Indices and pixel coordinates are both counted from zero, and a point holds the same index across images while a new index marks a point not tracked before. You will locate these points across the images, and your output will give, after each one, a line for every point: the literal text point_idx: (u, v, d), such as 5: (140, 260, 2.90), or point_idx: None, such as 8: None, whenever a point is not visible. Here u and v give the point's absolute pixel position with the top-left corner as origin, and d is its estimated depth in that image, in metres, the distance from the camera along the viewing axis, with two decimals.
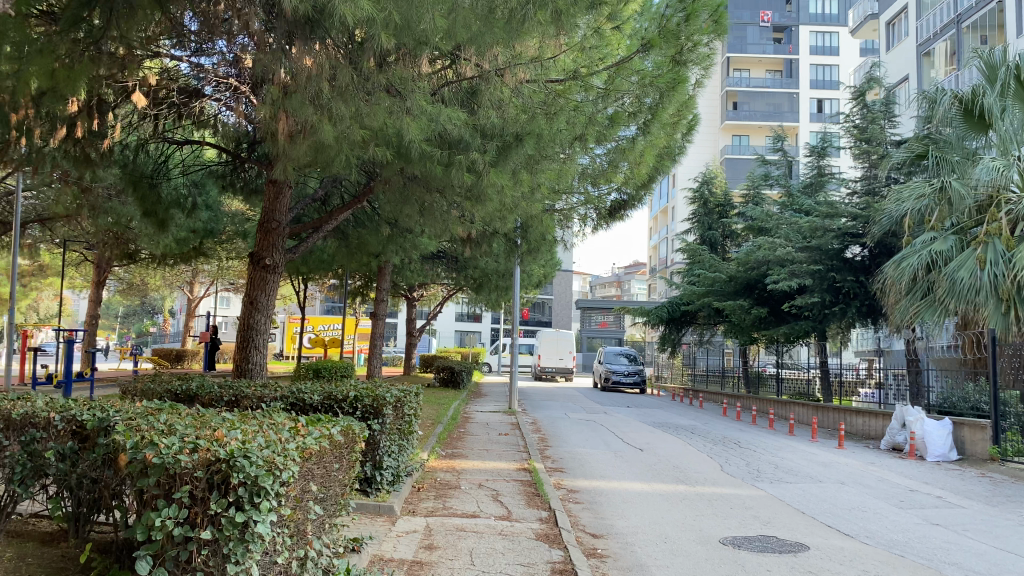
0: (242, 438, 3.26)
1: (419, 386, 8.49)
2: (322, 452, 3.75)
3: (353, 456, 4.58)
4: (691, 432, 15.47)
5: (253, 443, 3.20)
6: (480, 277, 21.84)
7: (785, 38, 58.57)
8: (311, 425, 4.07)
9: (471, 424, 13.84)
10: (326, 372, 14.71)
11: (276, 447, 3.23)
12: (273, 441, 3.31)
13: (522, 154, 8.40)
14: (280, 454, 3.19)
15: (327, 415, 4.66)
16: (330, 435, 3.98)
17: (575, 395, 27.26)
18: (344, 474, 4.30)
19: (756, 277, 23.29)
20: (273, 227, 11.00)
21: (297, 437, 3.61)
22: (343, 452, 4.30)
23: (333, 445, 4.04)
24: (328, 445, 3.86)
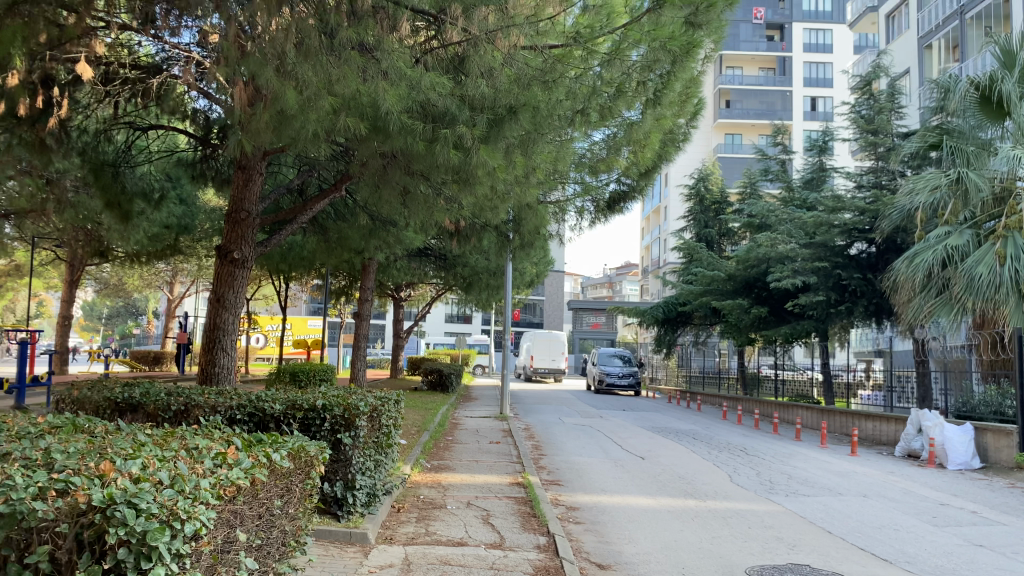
0: (131, 477, 2.54)
1: (399, 393, 7.56)
2: (255, 488, 2.99)
3: (311, 481, 3.78)
4: (692, 437, 14.60)
5: (145, 485, 2.49)
6: (470, 275, 20.96)
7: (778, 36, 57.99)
8: (248, 448, 3.26)
9: (459, 431, 12.90)
10: (304, 376, 13.75)
11: (180, 489, 2.54)
12: (177, 477, 2.60)
13: (517, 128, 7.59)
14: (184, 498, 2.52)
15: (278, 434, 3.82)
16: (272, 462, 3.20)
17: (567, 398, 26.41)
18: (295, 508, 3.50)
19: (756, 275, 22.45)
20: (243, 217, 10.09)
21: (218, 467, 2.88)
22: (294, 480, 3.51)
23: (277, 475, 3.25)
24: (266, 476, 3.10)
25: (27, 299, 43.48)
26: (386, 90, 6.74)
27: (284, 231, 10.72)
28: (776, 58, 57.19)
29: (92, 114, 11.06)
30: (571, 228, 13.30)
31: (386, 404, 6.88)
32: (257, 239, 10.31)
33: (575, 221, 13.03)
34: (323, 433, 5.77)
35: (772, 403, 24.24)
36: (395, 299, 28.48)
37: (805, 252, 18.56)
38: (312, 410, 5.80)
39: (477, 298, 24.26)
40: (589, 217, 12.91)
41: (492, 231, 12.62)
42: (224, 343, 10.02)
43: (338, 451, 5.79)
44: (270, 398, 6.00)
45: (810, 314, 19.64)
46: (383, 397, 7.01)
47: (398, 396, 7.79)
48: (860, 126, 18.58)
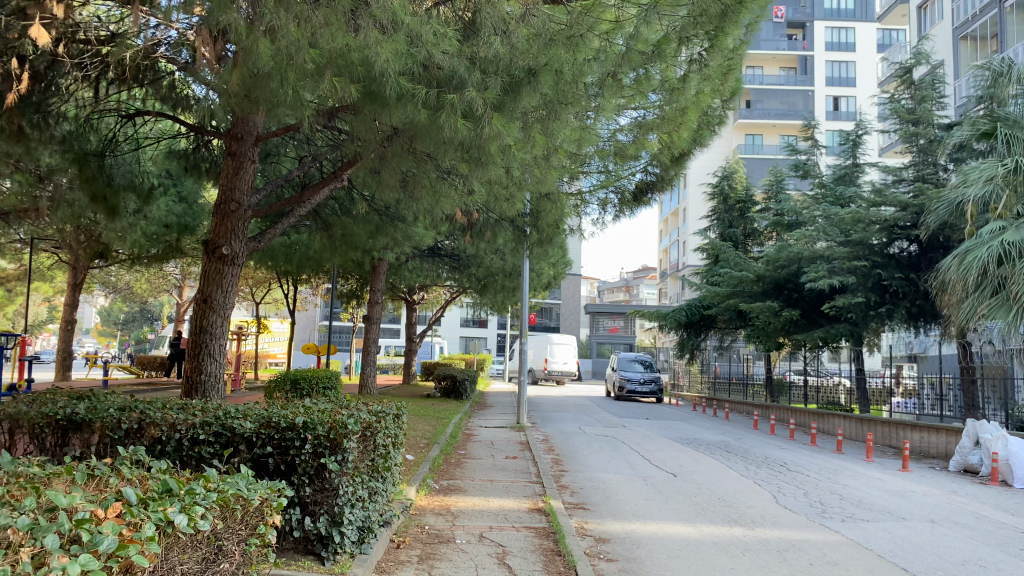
0: None
1: (401, 406, 6.55)
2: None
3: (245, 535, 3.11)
4: (725, 450, 13.49)
5: None
6: (484, 277, 19.97)
7: (799, 35, 56.65)
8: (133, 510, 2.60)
9: (473, 444, 11.86)
10: (305, 384, 12.76)
11: None
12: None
13: (536, 94, 6.64)
14: None
15: (200, 477, 3.13)
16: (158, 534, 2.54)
17: (586, 405, 25.32)
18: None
19: (787, 276, 21.31)
20: (234, 208, 9.13)
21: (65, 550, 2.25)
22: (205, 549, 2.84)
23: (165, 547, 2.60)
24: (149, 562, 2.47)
25: (37, 305, 42.79)
26: (379, 45, 5.85)
27: (279, 226, 9.75)
28: (797, 58, 55.87)
29: (72, 98, 10.10)
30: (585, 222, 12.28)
31: (383, 419, 5.85)
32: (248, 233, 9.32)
33: (589, 213, 12.00)
34: (305, 459, 4.76)
35: (801, 412, 23.10)
36: (407, 302, 27.51)
37: (843, 251, 17.43)
38: (290, 428, 4.79)
39: (492, 300, 23.24)
40: (608, 207, 11.90)
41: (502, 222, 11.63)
42: (212, 348, 9.02)
43: (321, 479, 4.78)
44: (242, 414, 4.99)
45: (846, 316, 18.49)
46: (380, 412, 6.00)
47: (400, 409, 6.77)
48: (901, 116, 17.41)
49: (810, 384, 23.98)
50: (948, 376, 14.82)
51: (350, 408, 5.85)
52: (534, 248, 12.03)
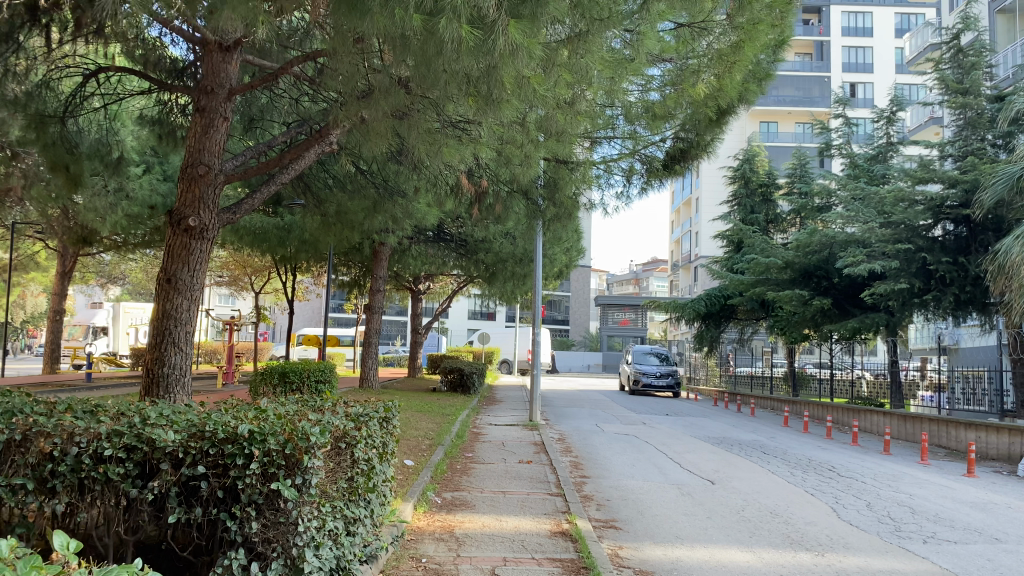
0: None
1: (387, 408, 5.27)
2: None
3: None
4: (762, 453, 12.13)
5: None
6: (492, 265, 18.53)
7: (815, 20, 54.92)
8: None
9: (481, 445, 10.55)
10: (296, 379, 11.41)
11: None
12: None
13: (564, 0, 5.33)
14: None
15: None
16: None
17: (600, 400, 24.01)
18: None
19: (818, 263, 19.97)
20: (202, 172, 7.81)
21: None
22: None
23: None
24: None
25: (34, 296, 41.69)
26: None
27: (257, 196, 8.43)
28: (813, 43, 54.19)
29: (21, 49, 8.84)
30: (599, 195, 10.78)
31: (366, 424, 4.55)
32: (219, 203, 8.00)
33: (606, 185, 10.54)
34: (250, 482, 3.44)
35: (826, 407, 21.81)
36: (412, 291, 26.26)
37: (882, 232, 16.08)
38: (231, 439, 3.48)
39: (502, 289, 21.96)
40: (630, 176, 10.44)
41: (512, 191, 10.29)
42: (176, 337, 7.68)
43: (273, 511, 3.46)
44: (168, 421, 3.68)
45: (884, 303, 17.12)
46: (362, 415, 4.70)
47: (392, 413, 5.46)
48: (947, 86, 15.89)
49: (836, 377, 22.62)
50: (982, 370, 13.69)
51: (323, 411, 4.54)
52: (546, 226, 10.61)
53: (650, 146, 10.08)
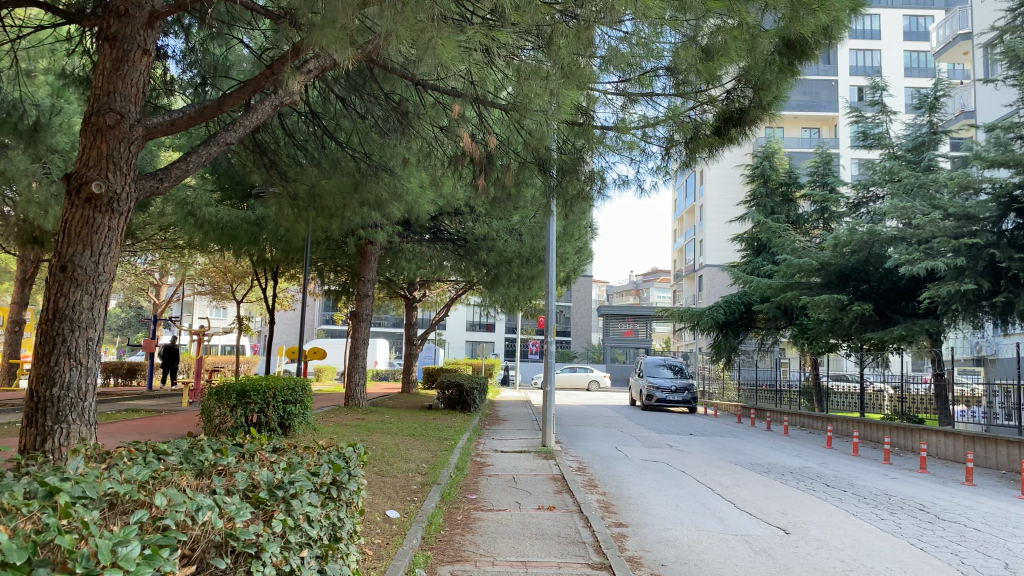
0: None
1: (311, 479, 3.29)
2: None
3: None
4: (824, 484, 10.03)
5: None
6: (494, 266, 16.46)
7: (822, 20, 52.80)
8: None
9: (486, 481, 8.45)
10: (255, 398, 9.27)
11: None
12: None
13: None
14: None
15: None
16: None
17: (612, 418, 21.92)
18: None
19: (856, 264, 17.96)
20: (112, 122, 5.75)
21: None
22: None
23: None
24: None
25: None
26: None
27: (192, 159, 6.35)
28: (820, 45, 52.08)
29: None
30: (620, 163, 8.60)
31: (274, 511, 2.98)
32: (134, 164, 5.90)
33: (633, 155, 8.47)
34: None
35: (863, 424, 19.72)
36: (406, 298, 24.21)
37: (942, 225, 14.04)
38: None
39: (505, 295, 19.90)
40: (669, 145, 8.39)
41: (519, 155, 8.26)
42: (72, 347, 5.55)
43: None
44: None
45: (937, 307, 15.13)
46: (278, 489, 3.07)
47: (345, 474, 3.75)
48: (1017, 56, 13.81)
49: (870, 390, 20.58)
50: None
51: (207, 482, 3.03)
52: (560, 206, 8.50)
53: (690, 108, 8.08)
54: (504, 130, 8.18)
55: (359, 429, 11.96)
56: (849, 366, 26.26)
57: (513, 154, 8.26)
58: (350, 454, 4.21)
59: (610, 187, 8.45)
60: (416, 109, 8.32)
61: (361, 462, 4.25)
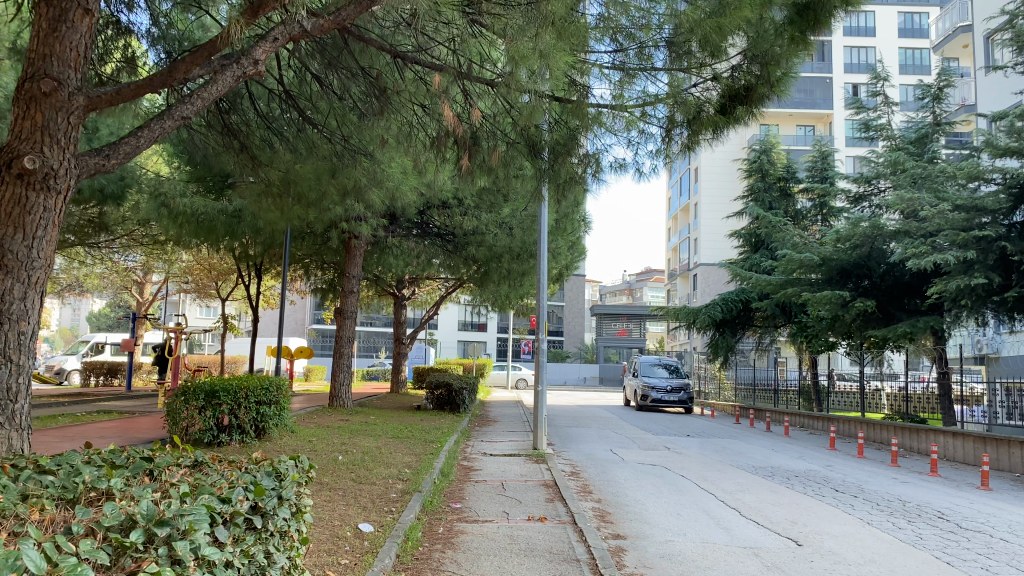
0: None
1: (217, 512, 2.69)
2: None
3: None
4: (833, 489, 9.45)
5: None
6: (483, 262, 15.86)
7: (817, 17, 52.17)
8: None
9: (472, 487, 7.86)
10: (224, 399, 8.62)
11: None
12: None
13: None
14: None
15: None
16: None
17: (608, 419, 21.30)
18: None
19: (858, 259, 17.43)
20: (48, 90, 5.12)
21: None
22: None
23: None
24: None
25: None
26: None
27: (142, 133, 5.70)
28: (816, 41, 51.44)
29: None
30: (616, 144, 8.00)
31: (156, 556, 2.36)
32: (74, 136, 5.27)
33: (629, 136, 7.88)
34: None
35: (864, 425, 19.16)
36: (395, 296, 23.60)
37: (952, 217, 13.51)
38: None
39: (496, 292, 19.29)
40: (668, 126, 7.80)
41: (506, 135, 7.66)
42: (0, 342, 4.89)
43: None
44: None
45: (943, 303, 14.60)
46: (174, 519, 2.47)
47: (276, 498, 3.15)
48: None
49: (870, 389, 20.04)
50: None
51: (71, 520, 2.42)
52: (550, 191, 7.88)
53: (692, 84, 7.52)
54: (490, 109, 7.58)
55: (341, 431, 11.33)
56: (848, 365, 25.73)
57: (500, 135, 7.68)
58: (291, 469, 3.62)
59: (605, 171, 7.84)
60: (395, 85, 7.76)
61: (304, 477, 3.66)
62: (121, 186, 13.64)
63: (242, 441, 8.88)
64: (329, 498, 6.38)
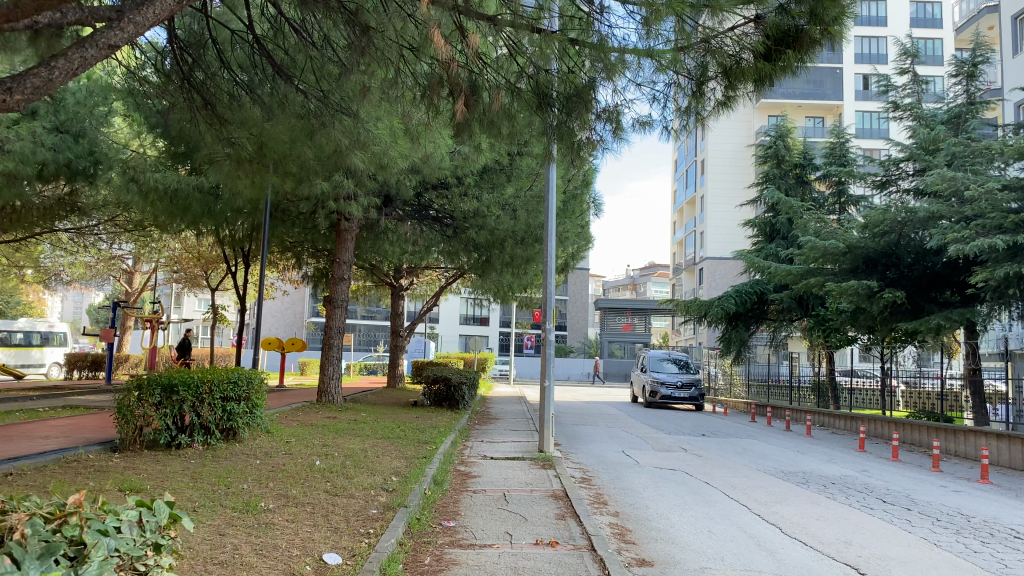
0: None
1: None
2: None
3: None
4: (880, 500, 8.31)
5: None
6: (485, 246, 14.69)
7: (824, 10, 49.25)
8: None
9: (468, 498, 6.74)
10: (184, 393, 7.50)
11: None
12: None
13: None
14: None
15: None
16: None
17: (615, 417, 20.13)
18: None
19: (885, 248, 16.29)
20: None
21: None
22: None
23: None
24: None
25: None
26: None
27: (58, 66, 4.56)
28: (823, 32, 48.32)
29: None
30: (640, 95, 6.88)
31: None
32: None
33: (655, 85, 6.76)
34: None
35: (889, 424, 18.00)
36: (392, 286, 22.48)
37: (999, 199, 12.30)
38: None
39: (498, 281, 18.18)
40: (702, 74, 6.66)
41: (509, 83, 6.56)
42: None
43: None
44: None
45: (983, 293, 13.45)
46: None
47: None
48: None
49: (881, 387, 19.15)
50: None
51: None
52: (560, 150, 6.77)
53: (730, 26, 6.37)
54: (496, 55, 6.48)
55: (325, 430, 10.19)
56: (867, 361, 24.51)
57: (504, 85, 6.56)
58: (129, 529, 2.76)
59: (627, 130, 6.73)
60: None
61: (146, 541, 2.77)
62: (91, 162, 12.51)
63: (207, 443, 7.77)
64: (294, 516, 5.23)
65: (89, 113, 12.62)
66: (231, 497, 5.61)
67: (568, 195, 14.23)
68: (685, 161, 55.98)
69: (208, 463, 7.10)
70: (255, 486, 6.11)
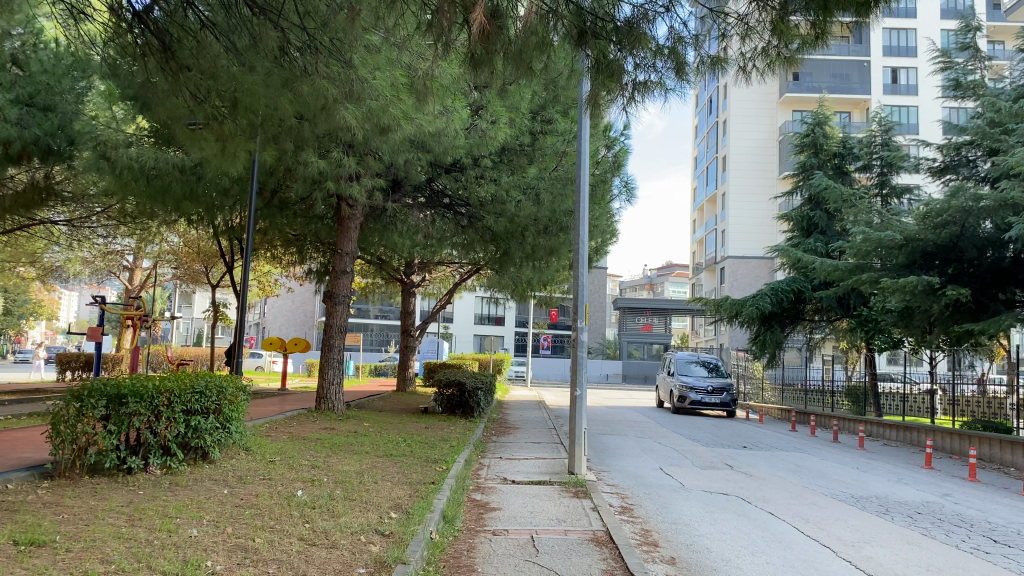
0: None
1: None
2: None
3: None
4: (993, 540, 6.79)
5: None
6: (504, 236, 13.20)
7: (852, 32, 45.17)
8: None
9: (486, 546, 5.26)
10: (138, 406, 6.06)
11: None
12: None
13: None
14: None
15: None
16: None
17: (642, 423, 18.59)
18: None
19: (946, 240, 14.67)
20: None
21: None
22: None
23: None
24: None
25: None
26: None
27: None
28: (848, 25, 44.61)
29: None
30: (703, 27, 5.32)
31: None
32: None
33: (728, 15, 5.20)
34: None
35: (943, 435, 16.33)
36: (403, 283, 21.07)
37: None
38: None
39: (517, 276, 16.74)
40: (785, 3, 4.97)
41: (542, 7, 5.05)
42: None
43: None
44: None
45: None
46: None
47: None
48: None
49: (914, 392, 17.92)
50: None
51: None
52: (591, 76, 5.41)
53: None
54: None
55: (319, 446, 8.75)
56: (912, 366, 22.74)
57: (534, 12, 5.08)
58: None
59: None
60: None
61: None
62: (62, 141, 11.15)
63: (166, 467, 6.36)
64: None
65: (60, 83, 11.21)
66: (168, 550, 4.17)
67: (595, 180, 12.75)
68: (707, 157, 54.26)
69: (161, 494, 5.69)
70: (207, 530, 4.68)
